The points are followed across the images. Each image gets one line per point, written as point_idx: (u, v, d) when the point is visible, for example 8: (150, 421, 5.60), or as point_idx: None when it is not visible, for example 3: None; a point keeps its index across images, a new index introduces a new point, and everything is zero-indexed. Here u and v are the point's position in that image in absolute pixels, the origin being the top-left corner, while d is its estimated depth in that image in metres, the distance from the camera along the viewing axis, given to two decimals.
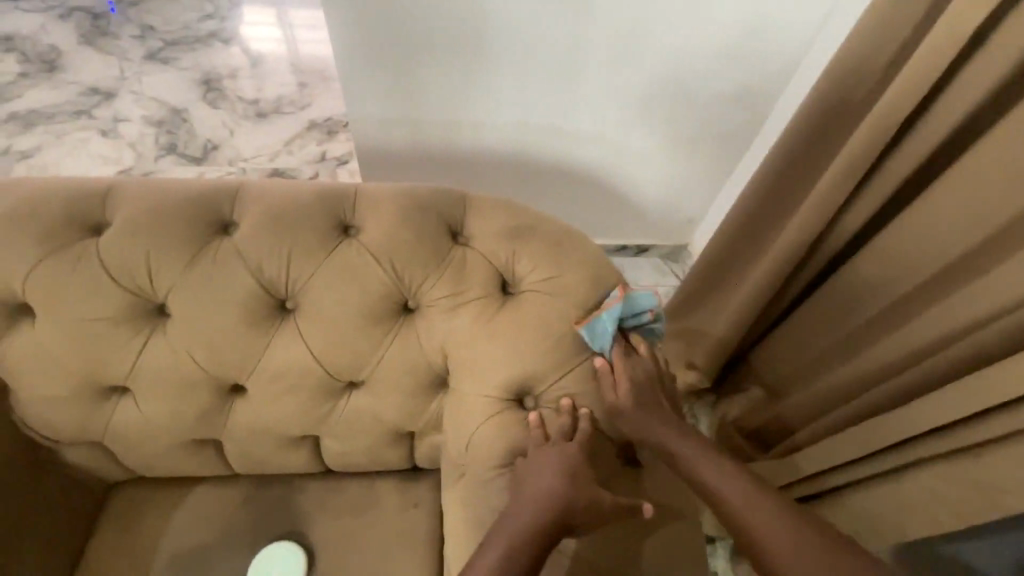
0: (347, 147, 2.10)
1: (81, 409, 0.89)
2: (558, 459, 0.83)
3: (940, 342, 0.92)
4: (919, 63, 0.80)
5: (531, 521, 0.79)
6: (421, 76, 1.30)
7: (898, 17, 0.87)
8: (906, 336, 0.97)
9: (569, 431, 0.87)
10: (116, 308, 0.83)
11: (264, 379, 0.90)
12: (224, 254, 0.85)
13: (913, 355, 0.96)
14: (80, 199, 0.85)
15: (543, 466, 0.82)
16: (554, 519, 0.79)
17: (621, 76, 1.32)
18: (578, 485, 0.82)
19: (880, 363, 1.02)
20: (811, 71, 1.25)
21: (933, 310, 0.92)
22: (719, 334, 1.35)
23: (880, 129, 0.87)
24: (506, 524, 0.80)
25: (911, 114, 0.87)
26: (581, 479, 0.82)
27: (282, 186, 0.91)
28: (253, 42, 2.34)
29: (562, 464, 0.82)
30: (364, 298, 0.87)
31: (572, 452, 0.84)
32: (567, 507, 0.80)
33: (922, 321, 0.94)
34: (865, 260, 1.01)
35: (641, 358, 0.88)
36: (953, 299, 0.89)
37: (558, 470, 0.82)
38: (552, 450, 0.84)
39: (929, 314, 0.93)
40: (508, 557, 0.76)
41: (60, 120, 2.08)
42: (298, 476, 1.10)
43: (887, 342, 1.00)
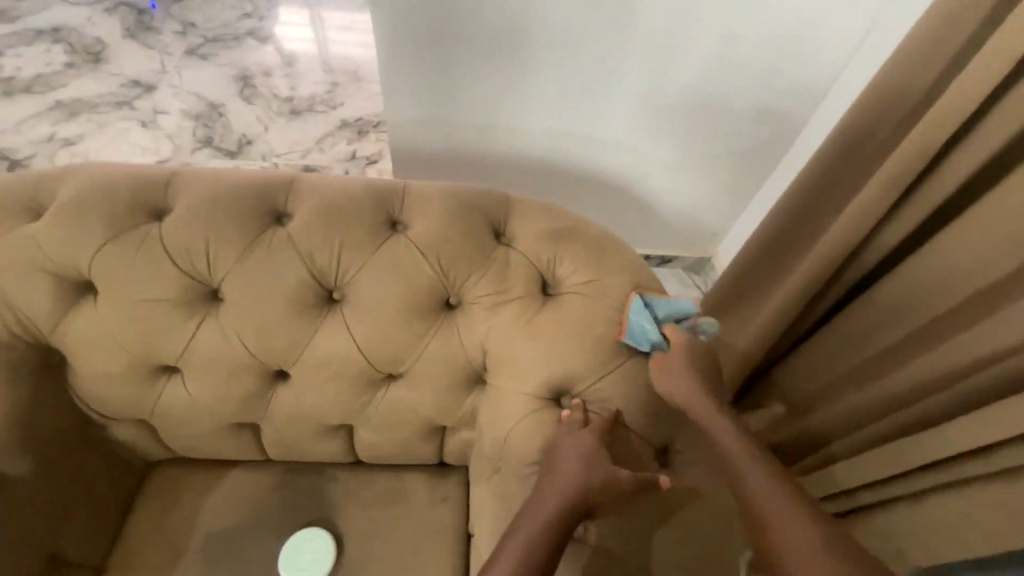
0: (376, 147, 2.14)
1: (133, 386, 0.92)
2: (574, 447, 0.82)
3: (960, 374, 0.89)
4: (962, 87, 0.80)
5: (551, 515, 0.78)
6: (458, 80, 1.32)
7: (942, 40, 0.87)
8: (924, 366, 0.94)
9: (583, 424, 0.85)
10: (174, 291, 0.87)
11: (307, 367, 0.92)
12: (277, 243, 0.88)
13: (934, 384, 0.93)
14: (145, 185, 0.89)
15: (560, 458, 0.82)
16: (574, 509, 0.78)
17: (654, 87, 1.33)
18: (596, 475, 0.80)
19: (899, 390, 0.99)
20: (847, 89, 1.25)
21: (950, 343, 0.90)
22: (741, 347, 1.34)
23: (922, 149, 0.88)
24: (525, 518, 0.79)
25: (954, 134, 0.87)
26: (601, 466, 0.80)
27: (335, 181, 0.94)
28: (288, 41, 2.39)
29: (580, 456, 0.81)
30: (409, 291, 0.90)
31: (590, 439, 0.82)
32: (584, 498, 0.79)
33: (940, 352, 0.91)
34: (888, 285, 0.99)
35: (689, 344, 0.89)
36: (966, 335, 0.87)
37: (575, 461, 0.81)
38: (566, 441, 0.83)
39: (946, 347, 0.90)
40: (529, 549, 0.76)
41: (103, 110, 2.15)
42: (329, 465, 1.13)
43: (904, 371, 0.97)
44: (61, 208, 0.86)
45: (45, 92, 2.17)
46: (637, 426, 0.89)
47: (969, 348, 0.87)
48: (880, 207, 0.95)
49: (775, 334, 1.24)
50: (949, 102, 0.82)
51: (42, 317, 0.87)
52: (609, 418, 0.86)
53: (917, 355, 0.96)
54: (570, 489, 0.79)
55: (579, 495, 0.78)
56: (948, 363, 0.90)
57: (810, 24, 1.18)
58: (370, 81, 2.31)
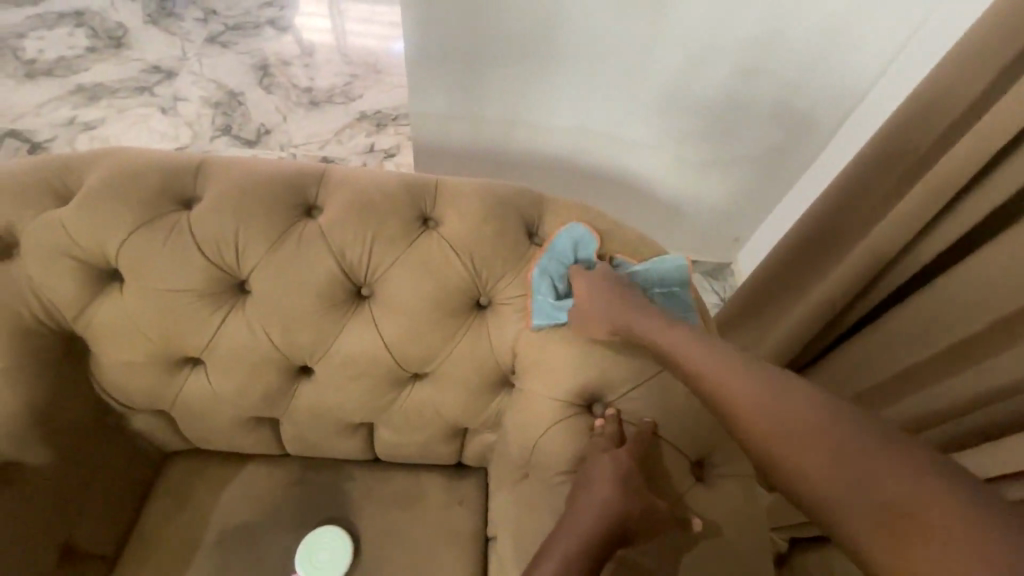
0: (395, 140, 2.12)
1: (154, 378, 0.91)
2: (610, 468, 0.78)
3: (993, 396, 0.84)
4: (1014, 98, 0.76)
5: (588, 533, 0.74)
6: (483, 77, 1.30)
7: (988, 51, 0.82)
8: (947, 389, 0.91)
9: (619, 439, 0.82)
10: (201, 282, 0.85)
11: (332, 363, 0.90)
12: (307, 236, 0.86)
13: (963, 405, 0.88)
14: (174, 173, 0.88)
15: (597, 474, 0.78)
16: (610, 533, 0.74)
17: (682, 87, 1.29)
18: (634, 493, 0.76)
19: (924, 412, 0.95)
20: (887, 95, 1.21)
21: (983, 364, 0.85)
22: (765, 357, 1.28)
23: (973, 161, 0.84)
24: (562, 534, 0.75)
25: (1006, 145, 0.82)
26: (637, 487, 0.77)
27: (366, 174, 0.92)
28: (308, 31, 2.37)
29: (617, 473, 0.78)
30: (439, 290, 0.87)
31: (626, 458, 0.79)
32: (622, 517, 0.75)
33: (970, 374, 0.87)
34: (917, 303, 0.95)
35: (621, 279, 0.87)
36: (997, 360, 0.83)
37: (613, 477, 0.77)
38: (605, 456, 0.79)
39: (977, 369, 0.86)
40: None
41: (124, 95, 2.14)
42: (346, 463, 1.11)
43: (929, 391, 0.94)
44: (89, 194, 0.85)
45: (67, 76, 2.17)
46: (672, 438, 0.85)
47: (1001, 372, 0.82)
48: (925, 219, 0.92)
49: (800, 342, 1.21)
50: (1003, 112, 0.78)
51: (67, 304, 0.86)
52: (643, 434, 0.83)
53: (941, 376, 0.92)
54: (606, 512, 0.75)
55: (615, 518, 0.75)
56: (973, 386, 0.86)
57: (852, 28, 1.14)
58: (389, 74, 2.29)
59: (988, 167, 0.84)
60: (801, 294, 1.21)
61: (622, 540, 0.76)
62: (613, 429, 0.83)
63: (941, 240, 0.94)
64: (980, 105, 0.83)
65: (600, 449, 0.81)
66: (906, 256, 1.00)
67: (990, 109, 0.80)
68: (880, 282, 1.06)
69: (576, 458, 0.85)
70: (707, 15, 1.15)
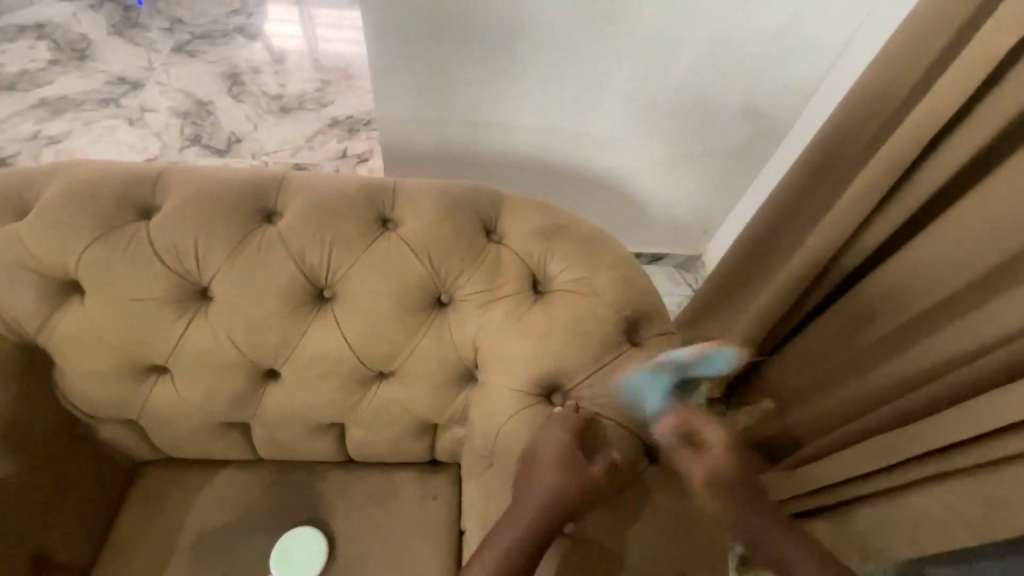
0: (367, 144, 2.13)
1: (120, 388, 0.91)
2: (553, 451, 0.82)
3: (930, 373, 0.86)
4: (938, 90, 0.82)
5: (533, 511, 0.80)
6: (450, 82, 1.32)
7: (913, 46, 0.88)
8: (892, 367, 0.92)
9: (564, 419, 0.85)
10: (162, 289, 0.86)
11: (299, 365, 0.92)
12: (267, 242, 0.88)
13: None
14: (133, 183, 0.89)
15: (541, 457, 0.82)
16: (555, 511, 0.80)
17: (640, 85, 1.33)
18: (573, 471, 0.80)
19: (873, 391, 0.96)
20: (832, 91, 1.27)
21: (921, 341, 0.88)
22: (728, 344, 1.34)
23: None
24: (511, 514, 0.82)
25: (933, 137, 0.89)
26: (575, 467, 0.81)
27: (325, 179, 0.94)
28: (277, 38, 2.37)
29: (557, 453, 0.81)
30: (400, 290, 0.90)
31: (570, 441, 0.83)
32: (563, 493, 0.80)
33: (913, 351, 0.89)
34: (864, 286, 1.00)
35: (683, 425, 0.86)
36: (932, 338, 0.86)
37: (553, 458, 0.81)
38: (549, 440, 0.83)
39: (919, 347, 0.88)
40: (508, 555, 0.79)
41: (90, 108, 2.12)
42: (320, 464, 1.12)
43: (877, 370, 0.95)
44: (48, 206, 0.86)
45: (30, 89, 2.14)
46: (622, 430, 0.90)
47: (936, 349, 0.85)
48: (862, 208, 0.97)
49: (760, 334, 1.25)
50: None
51: (28, 316, 0.86)
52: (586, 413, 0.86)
53: (888, 355, 0.94)
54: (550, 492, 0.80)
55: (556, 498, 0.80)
56: (916, 364, 0.88)
57: (795, 28, 1.20)
58: (360, 79, 2.30)
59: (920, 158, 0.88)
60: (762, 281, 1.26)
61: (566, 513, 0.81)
62: (562, 411, 0.85)
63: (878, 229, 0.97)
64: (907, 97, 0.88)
65: (548, 431, 0.84)
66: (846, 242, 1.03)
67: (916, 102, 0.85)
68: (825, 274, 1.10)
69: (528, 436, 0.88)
70: (664, 22, 1.21)
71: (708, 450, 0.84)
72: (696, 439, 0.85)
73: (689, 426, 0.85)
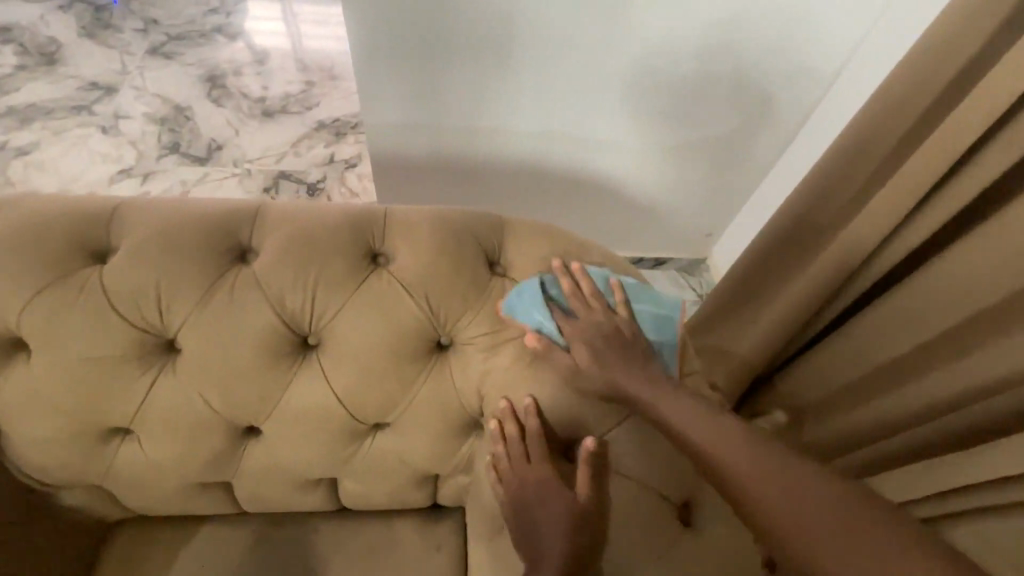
0: (356, 149, 2.01)
1: (80, 452, 0.81)
2: (534, 487, 0.78)
3: (964, 399, 0.83)
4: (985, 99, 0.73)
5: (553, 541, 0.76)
6: (441, 90, 1.21)
7: None
8: (914, 391, 0.89)
9: (510, 440, 0.80)
10: (123, 345, 0.75)
11: (284, 421, 0.82)
12: (241, 286, 0.77)
13: None
14: (85, 222, 0.77)
15: (521, 483, 0.79)
16: (570, 527, 0.76)
17: (645, 87, 1.22)
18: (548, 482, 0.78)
19: (897, 413, 0.92)
20: (853, 85, 1.17)
21: (952, 367, 0.84)
22: (742, 355, 1.20)
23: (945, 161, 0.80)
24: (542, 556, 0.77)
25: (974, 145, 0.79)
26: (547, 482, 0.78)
27: (306, 209, 0.83)
28: (258, 36, 2.24)
29: (529, 474, 0.79)
30: (393, 335, 0.79)
31: (545, 471, 0.78)
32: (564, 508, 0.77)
33: (941, 375, 0.85)
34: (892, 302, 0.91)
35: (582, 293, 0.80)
36: (963, 363, 0.82)
37: (531, 480, 0.79)
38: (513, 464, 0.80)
39: (948, 370, 0.84)
40: None
41: (59, 116, 1.98)
42: (312, 515, 1.02)
43: (906, 391, 0.90)
44: None
45: None
46: (639, 475, 0.79)
47: (966, 374, 0.82)
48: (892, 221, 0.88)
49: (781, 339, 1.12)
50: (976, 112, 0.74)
51: None
52: (545, 428, 0.80)
53: (915, 378, 0.89)
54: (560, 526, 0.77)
55: (569, 530, 0.76)
56: (946, 390, 0.85)
57: (814, 21, 1.09)
58: (345, 80, 2.17)
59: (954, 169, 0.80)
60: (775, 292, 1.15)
61: (580, 525, 0.77)
62: (509, 426, 0.80)
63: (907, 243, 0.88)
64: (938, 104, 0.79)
65: (516, 472, 0.80)
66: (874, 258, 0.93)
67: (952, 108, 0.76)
68: (860, 274, 0.98)
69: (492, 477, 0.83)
70: (670, 26, 1.10)
71: (580, 317, 0.78)
72: (575, 309, 0.79)
73: (578, 298, 0.80)
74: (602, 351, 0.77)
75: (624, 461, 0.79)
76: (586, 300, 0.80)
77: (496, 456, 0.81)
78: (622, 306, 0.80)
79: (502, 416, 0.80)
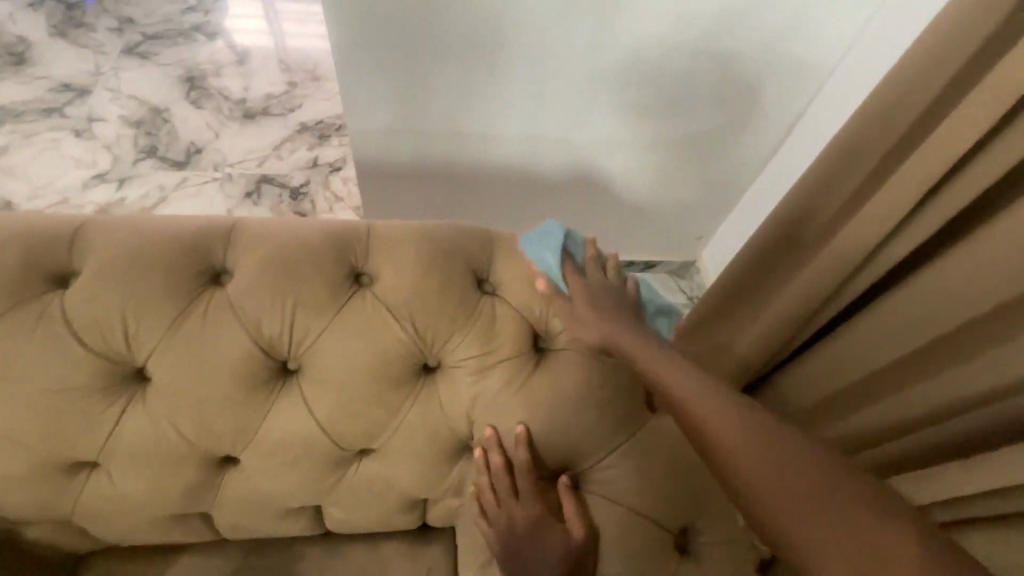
0: (341, 152, 1.95)
1: (43, 487, 0.76)
2: (522, 520, 0.76)
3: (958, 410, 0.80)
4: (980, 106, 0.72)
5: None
6: (428, 93, 1.18)
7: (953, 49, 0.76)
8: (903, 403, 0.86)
9: (496, 470, 0.77)
10: (86, 376, 0.71)
11: (263, 448, 0.78)
12: (214, 310, 0.73)
13: None
14: (46, 242, 0.73)
15: (510, 515, 0.76)
16: (562, 560, 0.74)
17: (633, 88, 1.19)
18: (537, 515, 0.75)
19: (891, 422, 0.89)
20: (845, 89, 1.15)
21: (941, 375, 0.80)
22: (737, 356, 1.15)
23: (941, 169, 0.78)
24: None
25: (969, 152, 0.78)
26: (536, 514, 0.75)
27: (284, 225, 0.79)
28: (237, 35, 2.17)
29: (517, 504, 0.76)
30: (377, 358, 0.76)
31: (533, 506, 0.76)
32: (555, 540, 0.75)
33: (929, 385, 0.82)
34: (881, 311, 0.88)
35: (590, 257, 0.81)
36: (950, 375, 0.79)
37: (519, 512, 0.76)
38: (501, 494, 0.77)
39: (937, 381, 0.81)
40: None
41: (30, 118, 1.90)
42: (296, 540, 0.97)
43: (897, 400, 0.87)
44: None
45: None
46: (631, 501, 0.77)
47: (958, 387, 0.79)
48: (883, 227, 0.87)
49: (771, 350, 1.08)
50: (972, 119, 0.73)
51: None
52: (534, 458, 0.77)
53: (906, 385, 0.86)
54: (550, 559, 0.74)
55: (560, 563, 0.74)
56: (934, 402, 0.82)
57: (804, 24, 1.07)
58: (330, 81, 2.12)
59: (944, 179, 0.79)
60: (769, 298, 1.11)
61: (572, 559, 0.74)
62: (495, 456, 0.77)
63: (899, 253, 0.86)
64: (927, 114, 0.78)
65: (504, 503, 0.77)
66: (869, 269, 0.91)
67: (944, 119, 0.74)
68: (850, 282, 0.95)
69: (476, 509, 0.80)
70: (663, 28, 1.07)
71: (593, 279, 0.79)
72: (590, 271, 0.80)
73: (595, 266, 0.81)
74: (608, 314, 0.76)
75: (616, 487, 0.77)
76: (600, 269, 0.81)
77: (480, 487, 0.79)
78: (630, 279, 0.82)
79: (488, 445, 0.77)
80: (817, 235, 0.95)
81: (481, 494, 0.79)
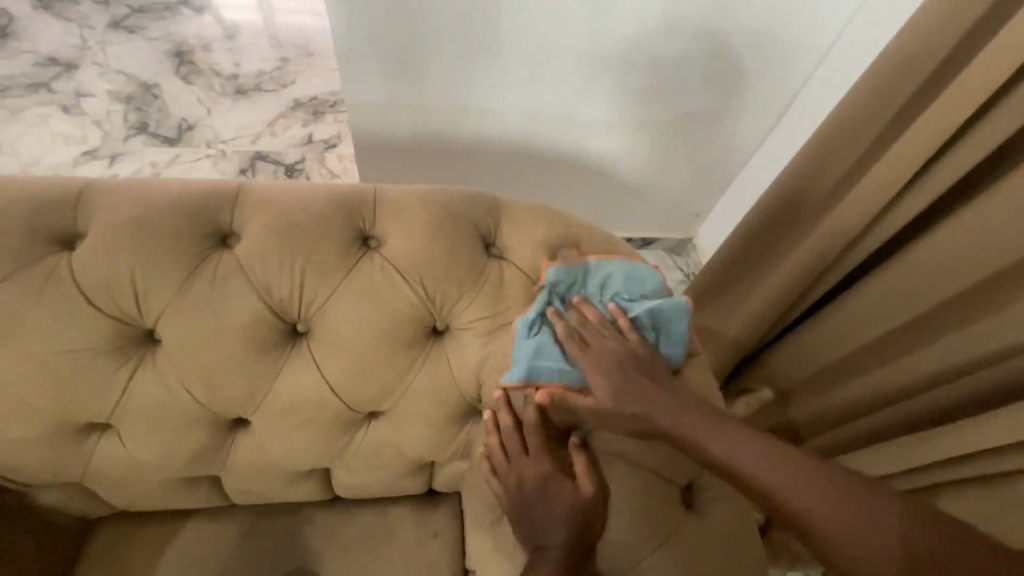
0: (335, 129, 1.92)
1: (55, 450, 0.77)
2: (533, 478, 0.77)
3: (940, 378, 0.89)
4: (981, 69, 0.72)
5: (555, 527, 0.76)
6: (425, 69, 1.16)
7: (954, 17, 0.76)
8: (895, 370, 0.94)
9: (506, 428, 0.79)
10: (97, 339, 0.71)
11: (274, 411, 0.79)
12: (223, 273, 0.73)
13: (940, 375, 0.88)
14: (49, 205, 0.72)
15: (520, 471, 0.78)
16: (573, 514, 0.76)
17: (633, 63, 1.17)
18: (547, 471, 0.77)
19: (880, 389, 0.97)
20: (844, 62, 1.15)
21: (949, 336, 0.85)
22: (731, 333, 1.19)
23: (942, 132, 0.79)
24: (542, 540, 0.76)
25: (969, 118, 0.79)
26: (548, 470, 0.77)
27: (291, 190, 0.79)
28: (226, 10, 2.12)
29: (528, 461, 0.78)
30: (388, 321, 0.76)
31: (543, 462, 0.77)
32: (565, 496, 0.76)
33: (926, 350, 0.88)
34: (877, 280, 0.94)
35: (568, 331, 0.76)
36: (939, 346, 0.88)
37: (531, 469, 0.78)
38: (512, 451, 0.79)
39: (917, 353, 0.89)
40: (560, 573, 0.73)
41: (15, 93, 1.86)
42: (304, 505, 0.98)
43: (891, 367, 0.95)
44: None
45: None
46: (642, 460, 0.78)
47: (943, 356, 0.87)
48: (883, 194, 0.88)
49: (774, 314, 1.12)
50: (971, 81, 0.74)
51: None
52: (543, 418, 0.79)
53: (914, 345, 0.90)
54: (561, 512, 0.76)
55: (571, 518, 0.75)
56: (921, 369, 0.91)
57: None
58: (323, 57, 2.08)
59: (945, 145, 0.82)
60: (762, 273, 1.12)
61: (583, 514, 0.76)
62: (503, 415, 0.79)
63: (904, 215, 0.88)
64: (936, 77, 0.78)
65: (514, 459, 0.79)
66: (877, 230, 0.94)
67: (947, 85, 0.76)
68: (855, 246, 0.98)
69: (486, 468, 0.82)
70: (662, 8, 1.07)
71: (592, 347, 0.75)
72: (586, 338, 0.76)
73: (592, 328, 0.77)
74: (618, 379, 0.74)
75: (626, 448, 0.79)
76: (593, 328, 0.77)
77: (489, 447, 0.81)
78: (621, 316, 0.78)
79: (497, 405, 0.79)
80: (819, 204, 0.98)
81: (491, 454, 0.81)
